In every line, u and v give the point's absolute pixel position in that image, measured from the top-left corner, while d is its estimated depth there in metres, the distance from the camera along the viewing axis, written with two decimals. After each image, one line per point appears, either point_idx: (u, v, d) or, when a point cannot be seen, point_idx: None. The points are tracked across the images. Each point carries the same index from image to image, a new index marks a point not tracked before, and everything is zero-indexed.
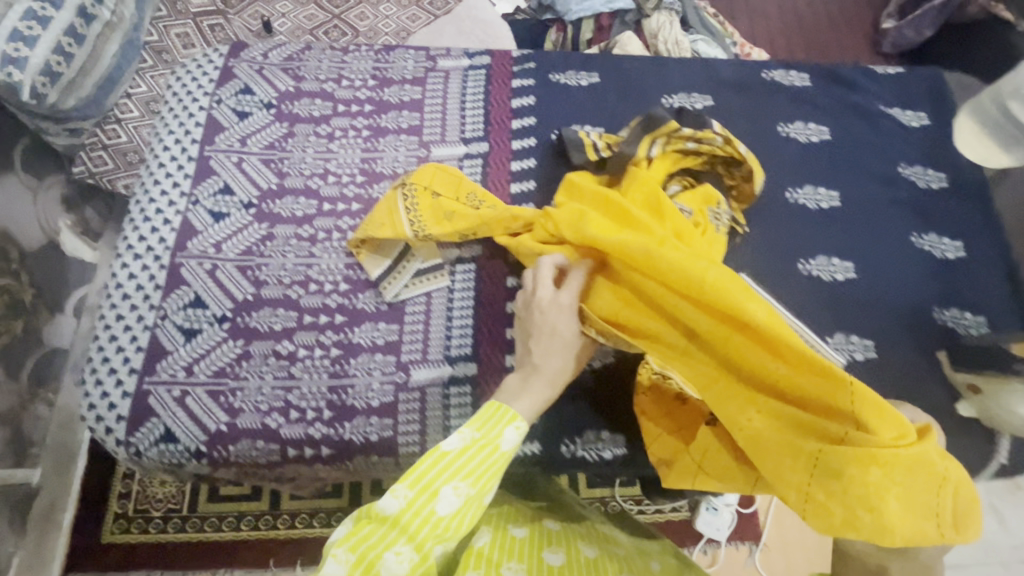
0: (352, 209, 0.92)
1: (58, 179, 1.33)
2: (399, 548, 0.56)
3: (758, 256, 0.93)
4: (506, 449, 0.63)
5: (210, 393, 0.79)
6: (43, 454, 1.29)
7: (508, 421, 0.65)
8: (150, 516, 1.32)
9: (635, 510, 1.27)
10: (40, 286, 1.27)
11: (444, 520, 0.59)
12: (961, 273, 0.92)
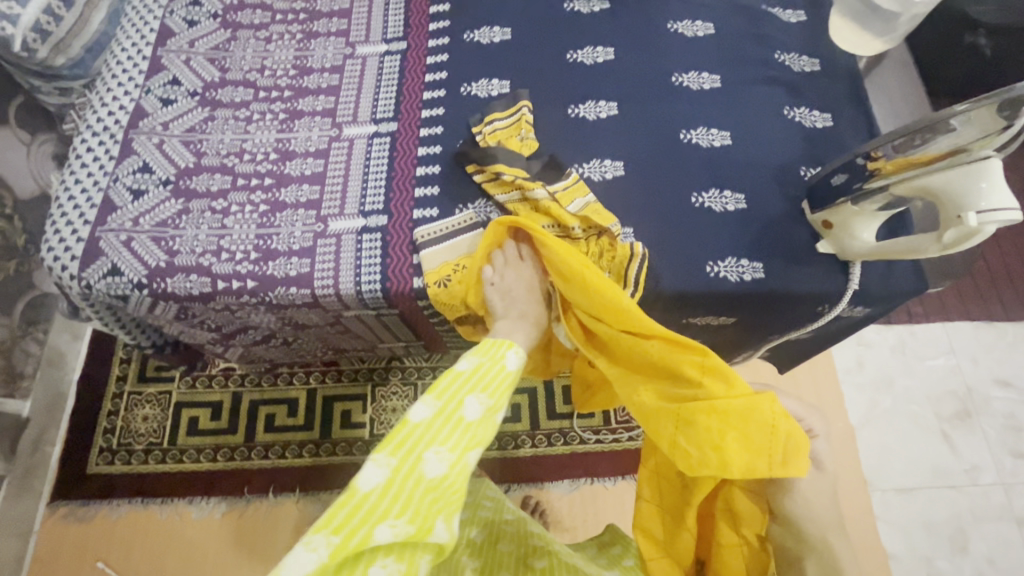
0: (284, 95, 1.04)
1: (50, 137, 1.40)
2: (433, 455, 0.59)
3: (646, 130, 1.04)
4: (472, 419, 0.63)
5: (153, 238, 0.91)
6: (34, 389, 1.40)
7: (469, 392, 0.65)
8: (133, 448, 1.41)
9: (592, 441, 1.32)
10: (29, 231, 1.39)
11: (435, 485, 0.57)
12: (825, 137, 1.04)
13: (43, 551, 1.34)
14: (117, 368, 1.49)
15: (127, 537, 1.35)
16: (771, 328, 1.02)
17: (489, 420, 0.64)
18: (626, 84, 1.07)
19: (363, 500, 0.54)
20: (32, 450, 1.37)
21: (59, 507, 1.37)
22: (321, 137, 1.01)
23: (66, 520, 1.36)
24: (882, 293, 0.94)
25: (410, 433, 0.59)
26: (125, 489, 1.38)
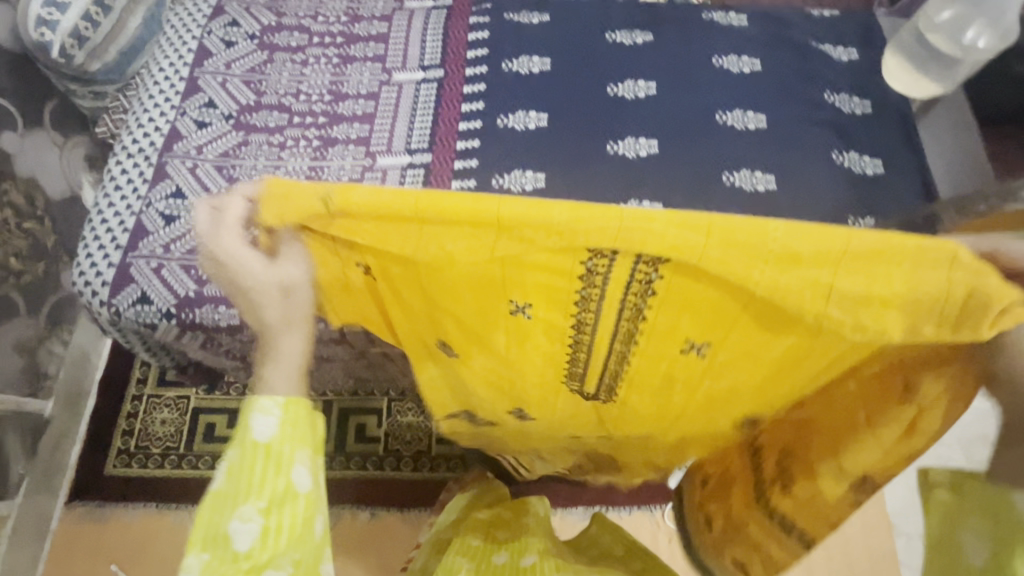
0: (319, 122, 1.03)
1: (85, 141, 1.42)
2: (237, 518, 0.49)
3: (688, 170, 1.00)
4: (268, 445, 0.51)
5: (182, 266, 0.90)
6: (56, 388, 1.44)
7: (253, 413, 0.51)
8: (150, 453, 1.41)
9: None
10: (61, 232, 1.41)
11: (253, 554, 0.49)
12: (875, 186, 0.99)
13: (57, 553, 1.34)
14: (137, 372, 1.49)
15: (139, 541, 1.34)
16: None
17: (298, 417, 0.53)
18: (667, 121, 1.04)
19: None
20: (53, 449, 1.41)
21: (73, 510, 1.37)
22: (354, 167, 0.99)
23: (82, 521, 1.36)
24: None
25: (218, 541, 0.48)
26: (140, 494, 1.37)
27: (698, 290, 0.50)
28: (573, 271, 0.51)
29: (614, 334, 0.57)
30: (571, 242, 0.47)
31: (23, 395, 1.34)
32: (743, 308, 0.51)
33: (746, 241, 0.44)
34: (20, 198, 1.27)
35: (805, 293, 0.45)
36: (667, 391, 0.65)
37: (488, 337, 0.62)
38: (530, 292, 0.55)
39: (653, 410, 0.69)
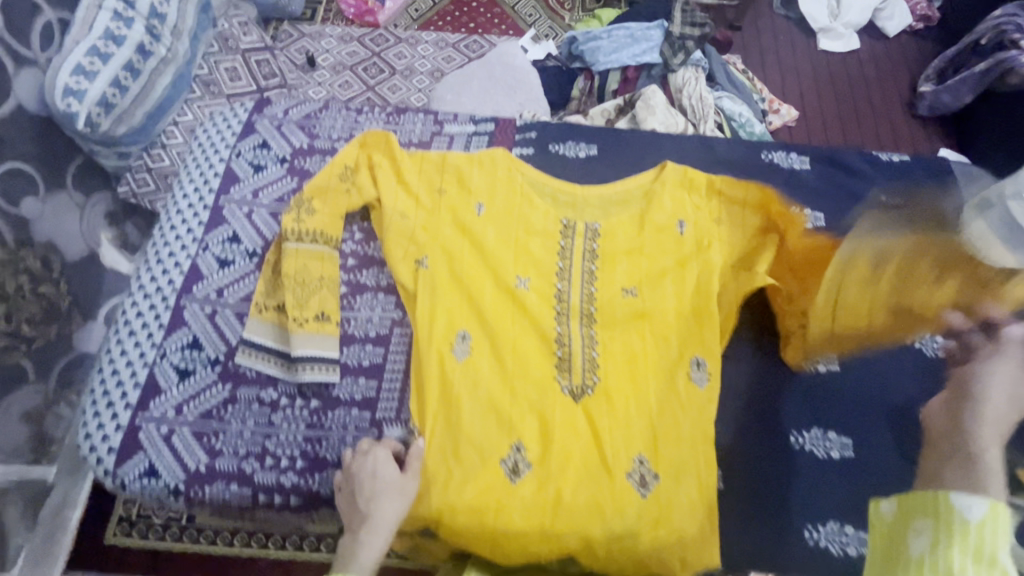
0: (346, 264, 0.98)
1: (104, 196, 1.43)
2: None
3: (752, 361, 0.92)
4: None
5: (195, 432, 0.84)
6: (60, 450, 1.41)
7: None
8: (152, 524, 1.40)
9: None
10: (76, 294, 1.35)
11: None
12: (949, 376, 0.90)
13: None
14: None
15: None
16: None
17: None
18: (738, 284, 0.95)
19: None
20: (54, 516, 1.35)
21: None
22: (383, 319, 0.93)
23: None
24: None
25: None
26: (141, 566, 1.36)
27: (620, 241, 0.99)
28: (543, 210, 1.01)
29: (586, 301, 0.94)
30: (559, 242, 0.98)
31: (28, 464, 1.30)
32: (653, 255, 0.97)
33: (678, 237, 0.98)
34: (37, 264, 1.23)
35: (704, 260, 0.96)
36: (629, 330, 0.92)
37: (499, 308, 0.93)
38: (528, 268, 0.97)
39: (654, 357, 0.90)
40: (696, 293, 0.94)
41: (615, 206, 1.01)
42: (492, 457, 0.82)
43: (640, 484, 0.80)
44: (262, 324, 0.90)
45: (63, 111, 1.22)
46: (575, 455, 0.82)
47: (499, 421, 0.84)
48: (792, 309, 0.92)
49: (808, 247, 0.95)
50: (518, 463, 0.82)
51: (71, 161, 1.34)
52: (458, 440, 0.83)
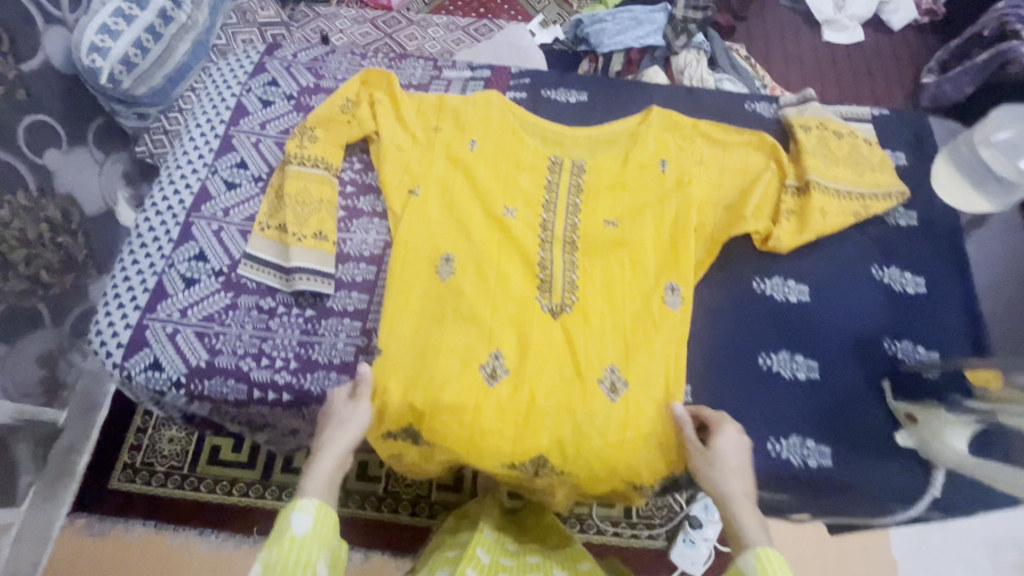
0: (345, 190, 1.04)
1: (123, 155, 1.47)
2: (300, 515, 0.65)
3: (726, 290, 0.96)
4: (296, 535, 0.63)
5: (198, 333, 0.90)
6: (71, 399, 1.47)
7: (296, 509, 0.65)
8: (154, 470, 1.46)
9: (610, 532, 1.36)
10: (93, 248, 1.43)
11: None
12: (917, 307, 0.94)
13: (56, 559, 1.39)
14: (138, 419, 1.50)
15: (136, 557, 1.40)
16: (847, 522, 0.93)
17: (325, 522, 0.66)
18: (716, 220, 0.99)
19: None
20: (63, 460, 1.43)
21: (77, 525, 1.41)
22: (376, 241, 0.99)
23: (84, 532, 1.41)
24: (970, 510, 0.83)
25: (291, 545, 0.62)
26: (142, 511, 1.43)
27: (604, 177, 1.04)
28: (533, 146, 1.06)
29: (569, 230, 0.99)
30: (546, 176, 1.03)
31: (39, 406, 1.39)
32: (634, 191, 1.02)
33: (661, 176, 1.03)
34: (56, 213, 1.30)
35: (685, 195, 1.00)
36: (609, 257, 0.97)
37: (485, 231, 0.98)
38: (516, 199, 1.01)
39: (631, 280, 0.95)
40: (677, 224, 0.98)
41: (601, 145, 1.06)
42: (472, 362, 0.87)
43: (609, 390, 0.87)
44: (265, 240, 0.96)
45: (87, 67, 1.22)
46: (549, 365, 0.88)
47: (481, 333, 0.89)
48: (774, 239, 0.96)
49: (776, 196, 1.01)
50: (496, 369, 0.88)
51: (93, 123, 1.37)
52: (441, 348, 0.88)
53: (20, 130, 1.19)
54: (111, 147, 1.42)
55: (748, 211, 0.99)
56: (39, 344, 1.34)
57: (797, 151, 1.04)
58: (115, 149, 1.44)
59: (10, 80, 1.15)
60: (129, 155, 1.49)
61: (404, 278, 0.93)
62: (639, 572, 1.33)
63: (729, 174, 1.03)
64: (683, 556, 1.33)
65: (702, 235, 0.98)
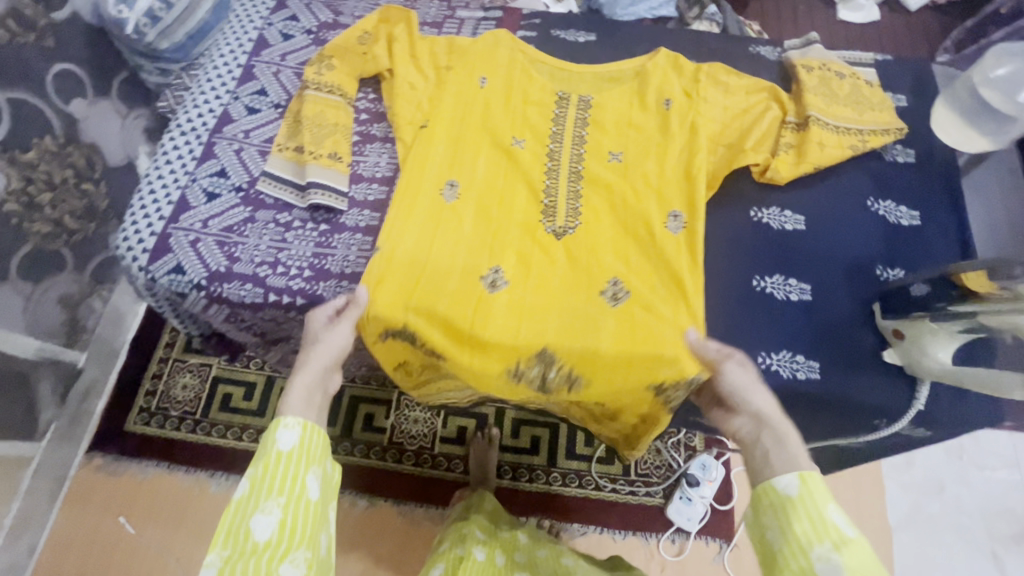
0: (360, 118, 1.09)
1: (144, 112, 1.50)
2: (287, 431, 0.60)
3: (724, 221, 1.00)
4: (283, 451, 0.59)
5: (218, 241, 0.95)
6: (91, 343, 1.48)
7: (280, 425, 0.60)
8: (168, 415, 1.52)
9: (608, 488, 1.37)
10: (114, 197, 1.47)
11: (276, 535, 0.55)
12: (910, 237, 0.96)
13: (76, 494, 1.46)
14: (153, 365, 1.57)
15: (147, 497, 1.47)
16: (836, 447, 0.97)
17: (312, 440, 0.62)
18: (718, 156, 1.02)
19: (257, 555, 0.53)
20: (80, 401, 1.47)
21: (95, 463, 1.48)
22: (388, 164, 1.04)
23: (98, 472, 1.48)
24: (954, 426, 0.86)
25: (276, 461, 0.58)
26: (155, 452, 1.49)
27: (610, 111, 1.06)
28: (543, 81, 1.09)
29: (574, 159, 1.02)
30: (553, 110, 1.06)
31: (60, 346, 1.38)
32: (639, 126, 1.05)
33: (667, 110, 1.05)
34: (81, 161, 1.34)
35: (689, 130, 1.02)
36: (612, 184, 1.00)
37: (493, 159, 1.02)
38: (524, 130, 1.04)
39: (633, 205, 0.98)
40: (681, 157, 1.01)
41: (608, 81, 1.09)
42: (474, 274, 0.93)
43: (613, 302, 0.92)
44: (282, 159, 1.01)
45: (111, 16, 1.08)
46: (547, 279, 0.94)
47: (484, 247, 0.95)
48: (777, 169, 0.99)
49: (776, 132, 1.04)
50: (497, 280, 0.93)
51: (116, 76, 1.41)
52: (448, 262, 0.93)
53: (49, 77, 1.23)
54: (132, 103, 1.46)
55: (748, 147, 1.02)
56: (64, 287, 1.37)
57: (798, 91, 1.06)
58: (137, 104, 1.47)
59: (40, 28, 1.20)
60: (149, 112, 1.52)
61: (414, 196, 0.97)
62: (635, 527, 1.34)
63: (734, 110, 1.05)
64: (680, 513, 1.32)
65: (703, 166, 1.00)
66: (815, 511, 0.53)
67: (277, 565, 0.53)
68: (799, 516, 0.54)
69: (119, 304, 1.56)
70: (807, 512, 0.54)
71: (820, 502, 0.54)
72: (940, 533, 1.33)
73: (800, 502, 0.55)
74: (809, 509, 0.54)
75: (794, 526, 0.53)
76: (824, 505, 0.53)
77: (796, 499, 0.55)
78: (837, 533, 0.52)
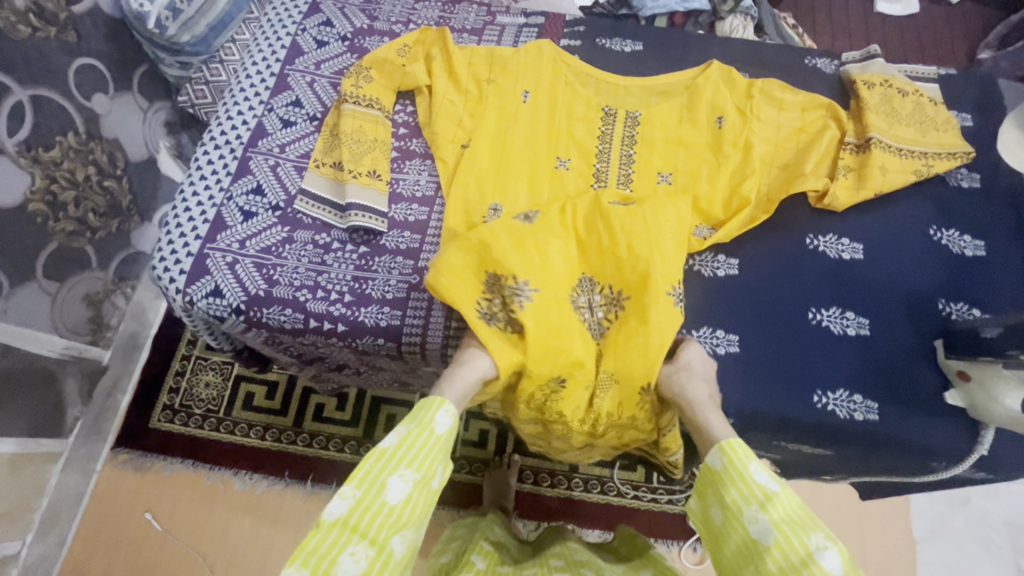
0: (398, 132, 1.05)
1: (164, 105, 1.46)
2: (443, 415, 0.64)
3: (779, 248, 0.95)
4: (436, 431, 0.63)
5: (256, 263, 0.92)
6: (115, 340, 1.47)
7: (439, 406, 0.65)
8: (192, 412, 1.49)
9: (631, 496, 1.34)
10: (136, 192, 1.43)
11: (395, 509, 0.58)
12: (973, 268, 0.92)
13: (102, 492, 1.45)
14: (176, 363, 1.53)
15: (174, 492, 1.45)
16: (881, 480, 0.96)
17: (456, 432, 0.65)
18: (771, 180, 0.98)
19: (384, 515, 0.57)
20: (106, 396, 1.45)
21: (120, 459, 1.46)
22: (428, 183, 1.00)
23: (125, 466, 1.46)
24: (1013, 466, 0.83)
25: (427, 437, 0.62)
26: (180, 451, 1.46)
27: (659, 130, 1.02)
28: (592, 97, 1.04)
29: (621, 181, 0.99)
30: (600, 127, 1.02)
31: (86, 344, 1.38)
32: (689, 143, 1.00)
33: (720, 131, 1.00)
34: (103, 158, 1.31)
35: (743, 152, 0.98)
36: None
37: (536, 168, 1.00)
38: (570, 150, 1.01)
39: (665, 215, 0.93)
40: (736, 181, 0.96)
41: (657, 98, 1.05)
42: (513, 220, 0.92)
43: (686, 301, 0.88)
44: (320, 179, 0.98)
45: (134, 9, 1.07)
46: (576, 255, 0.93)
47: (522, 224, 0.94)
48: (837, 195, 0.94)
49: (833, 154, 0.99)
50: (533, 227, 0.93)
51: (137, 69, 1.37)
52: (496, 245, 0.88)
53: (70, 72, 1.20)
54: (153, 97, 1.42)
55: (805, 168, 0.97)
56: (87, 286, 1.34)
57: (858, 109, 1.01)
58: (158, 98, 1.43)
59: (60, 22, 1.16)
60: (171, 106, 1.48)
61: (454, 220, 0.95)
62: (657, 535, 1.31)
63: (789, 132, 1.01)
64: None
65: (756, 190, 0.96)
66: (749, 482, 0.58)
67: (390, 534, 0.57)
68: (727, 483, 0.60)
69: (143, 301, 1.54)
70: (733, 481, 0.59)
71: (745, 467, 0.60)
72: (965, 543, 1.30)
73: (723, 472, 0.61)
74: (735, 477, 0.60)
75: (726, 496, 0.59)
76: (748, 472, 0.59)
77: (723, 470, 0.61)
78: (761, 491, 0.57)
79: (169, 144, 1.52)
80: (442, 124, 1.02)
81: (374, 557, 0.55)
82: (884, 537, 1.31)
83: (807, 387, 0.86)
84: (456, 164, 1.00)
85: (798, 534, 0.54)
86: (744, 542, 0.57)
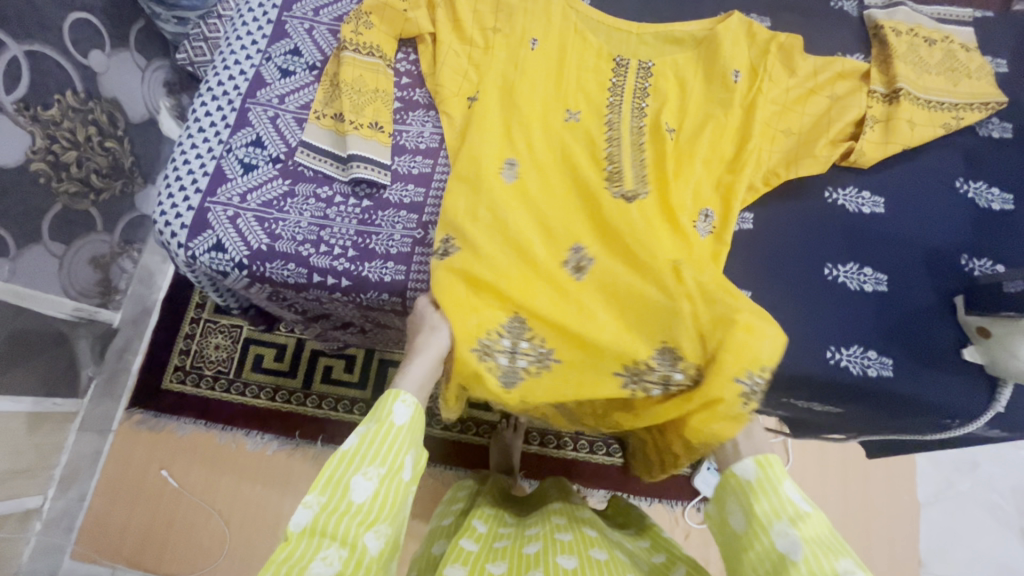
0: (400, 83, 1.01)
1: (164, 63, 1.42)
2: (401, 406, 0.64)
3: (795, 202, 0.92)
4: (397, 425, 0.62)
5: (257, 217, 0.91)
6: (124, 301, 1.47)
7: (396, 397, 0.64)
8: (203, 373, 1.50)
9: None
10: (138, 154, 1.41)
11: (364, 507, 0.58)
12: (999, 222, 0.89)
13: (118, 448, 1.48)
14: (186, 326, 1.54)
15: (189, 449, 1.48)
16: (891, 440, 0.95)
17: (421, 421, 0.65)
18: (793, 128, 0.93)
19: (354, 515, 0.57)
20: (117, 358, 1.46)
21: (134, 417, 1.48)
22: (432, 135, 0.97)
23: (139, 425, 1.48)
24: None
25: (389, 430, 0.62)
26: (191, 411, 1.48)
27: (673, 78, 0.96)
28: (603, 43, 0.99)
29: (635, 130, 0.93)
30: (611, 76, 0.97)
31: (96, 306, 1.38)
32: (704, 92, 0.95)
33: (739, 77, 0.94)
34: (103, 118, 1.28)
35: (761, 101, 0.92)
36: (676, 164, 0.89)
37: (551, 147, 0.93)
38: (579, 100, 0.96)
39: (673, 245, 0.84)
40: (750, 131, 0.91)
41: (672, 45, 0.99)
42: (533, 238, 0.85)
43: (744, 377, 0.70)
44: (320, 131, 0.95)
45: None
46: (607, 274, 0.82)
47: (543, 209, 0.88)
48: (865, 146, 0.90)
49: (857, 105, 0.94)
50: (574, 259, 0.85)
51: (134, 24, 1.32)
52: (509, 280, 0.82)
53: (65, 27, 1.16)
54: (151, 54, 1.38)
55: (825, 120, 0.92)
56: (94, 248, 1.34)
57: (885, 56, 0.95)
58: (156, 55, 1.39)
59: None
60: (170, 64, 1.44)
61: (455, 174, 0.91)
62: (659, 496, 1.33)
63: (813, 79, 0.95)
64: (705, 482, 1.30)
65: (771, 146, 0.92)
66: (782, 503, 0.58)
67: (363, 531, 0.56)
68: (759, 494, 0.60)
69: (150, 263, 1.54)
70: (766, 492, 0.60)
71: (781, 483, 0.60)
72: (969, 507, 1.30)
73: (759, 484, 0.60)
74: (767, 489, 0.60)
75: (755, 507, 0.59)
76: (780, 486, 0.60)
77: (754, 481, 0.61)
78: (793, 508, 0.58)
79: (170, 104, 1.48)
80: (448, 75, 0.98)
81: (347, 556, 0.55)
82: (891, 500, 1.31)
83: (820, 344, 0.84)
84: (461, 116, 0.96)
85: (830, 557, 0.54)
86: (766, 556, 0.57)
